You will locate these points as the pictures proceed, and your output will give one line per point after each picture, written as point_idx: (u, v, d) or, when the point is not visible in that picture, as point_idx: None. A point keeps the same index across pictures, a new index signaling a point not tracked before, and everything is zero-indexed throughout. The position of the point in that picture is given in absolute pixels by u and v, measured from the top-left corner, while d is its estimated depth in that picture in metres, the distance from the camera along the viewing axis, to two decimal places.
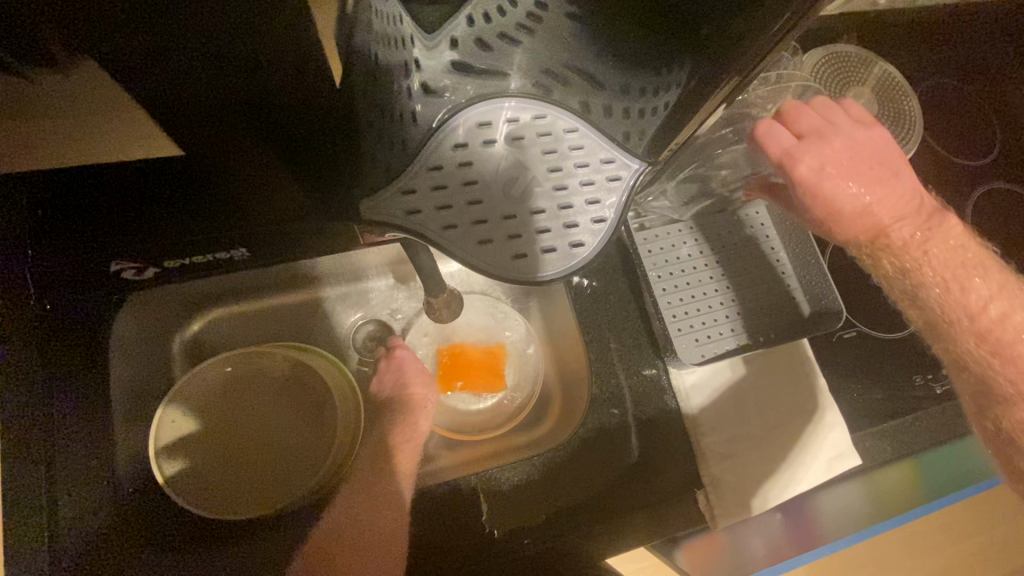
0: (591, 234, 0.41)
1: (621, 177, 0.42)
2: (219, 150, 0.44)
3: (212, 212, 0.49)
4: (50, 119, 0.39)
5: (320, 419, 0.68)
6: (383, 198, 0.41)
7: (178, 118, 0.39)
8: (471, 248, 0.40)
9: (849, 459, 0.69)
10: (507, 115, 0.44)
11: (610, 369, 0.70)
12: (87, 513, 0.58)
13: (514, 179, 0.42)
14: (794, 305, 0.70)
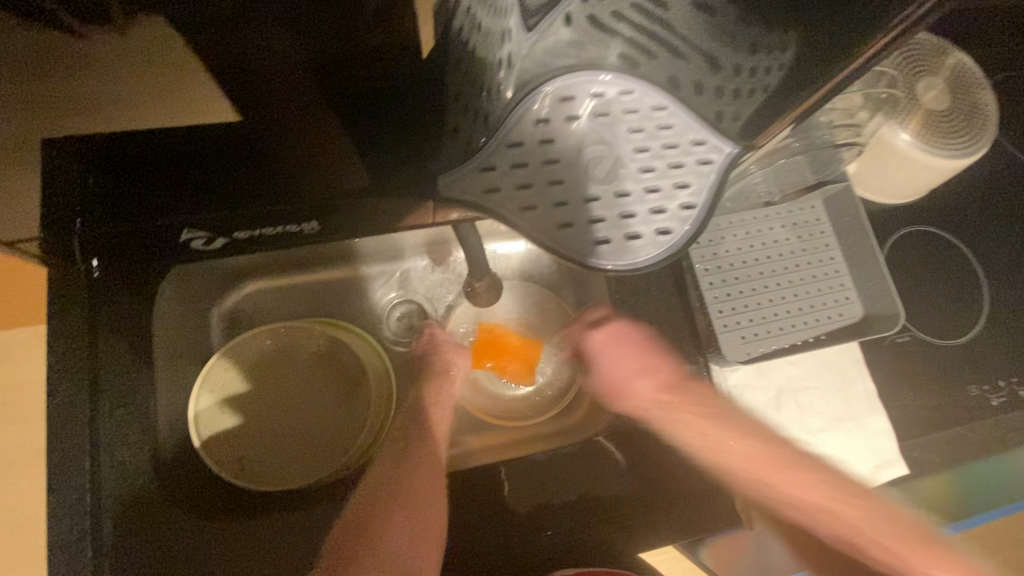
0: (676, 219, 0.46)
1: (710, 161, 0.47)
2: (281, 125, 0.45)
3: (269, 178, 0.48)
4: (93, 73, 0.36)
5: (354, 396, 0.70)
6: (467, 173, 0.47)
7: (254, 86, 0.40)
8: (558, 229, 0.46)
9: (895, 467, 0.66)
10: (593, 91, 0.48)
11: (654, 360, 0.64)
12: (123, 475, 0.56)
13: (600, 162, 0.47)
14: (849, 304, 0.66)
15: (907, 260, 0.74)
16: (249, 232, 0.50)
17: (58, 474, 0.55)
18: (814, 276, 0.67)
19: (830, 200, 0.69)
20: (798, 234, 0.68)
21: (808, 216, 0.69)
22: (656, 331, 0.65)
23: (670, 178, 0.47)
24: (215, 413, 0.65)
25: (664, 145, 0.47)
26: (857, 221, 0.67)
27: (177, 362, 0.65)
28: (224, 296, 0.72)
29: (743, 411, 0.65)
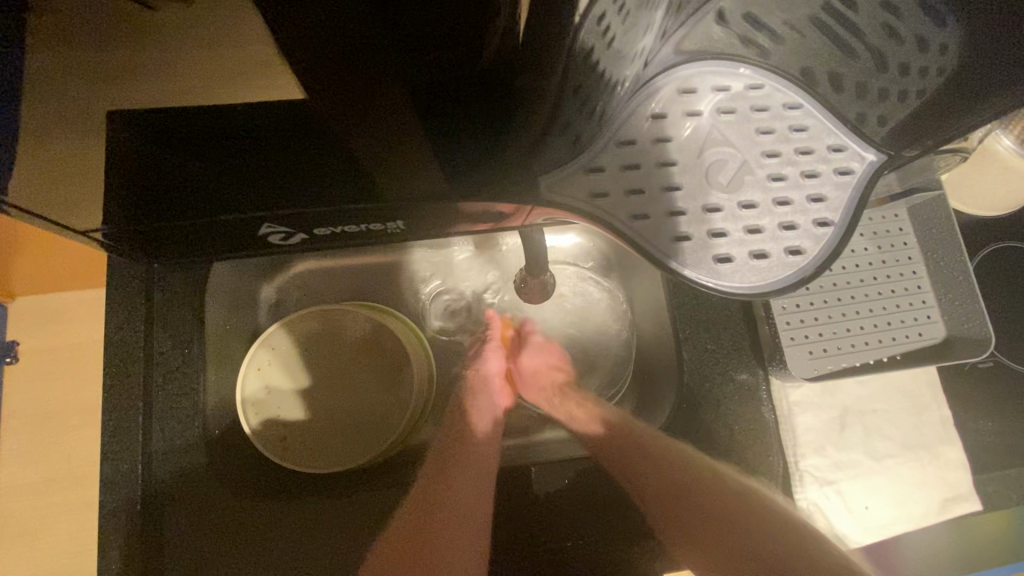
0: (809, 237, 0.47)
1: (849, 173, 0.49)
2: (359, 128, 0.34)
3: (349, 171, 0.38)
4: (155, 53, 0.29)
5: (397, 383, 0.69)
6: (570, 176, 0.46)
7: (332, 82, 0.30)
8: (674, 242, 0.47)
9: (969, 502, 0.61)
10: (717, 91, 0.52)
11: (706, 369, 0.62)
12: (170, 452, 0.57)
13: (729, 164, 0.49)
14: (927, 324, 0.62)
15: (997, 278, 0.67)
16: (335, 230, 0.43)
17: (111, 443, 0.56)
18: (893, 291, 0.62)
19: (918, 208, 0.63)
20: (877, 244, 0.63)
21: (890, 225, 0.64)
22: (713, 338, 0.62)
23: (802, 190, 0.49)
24: (263, 393, 0.65)
25: (796, 152, 0.50)
26: (948, 234, 0.61)
27: (226, 337, 0.66)
28: (272, 276, 0.72)
29: (804, 430, 0.61)
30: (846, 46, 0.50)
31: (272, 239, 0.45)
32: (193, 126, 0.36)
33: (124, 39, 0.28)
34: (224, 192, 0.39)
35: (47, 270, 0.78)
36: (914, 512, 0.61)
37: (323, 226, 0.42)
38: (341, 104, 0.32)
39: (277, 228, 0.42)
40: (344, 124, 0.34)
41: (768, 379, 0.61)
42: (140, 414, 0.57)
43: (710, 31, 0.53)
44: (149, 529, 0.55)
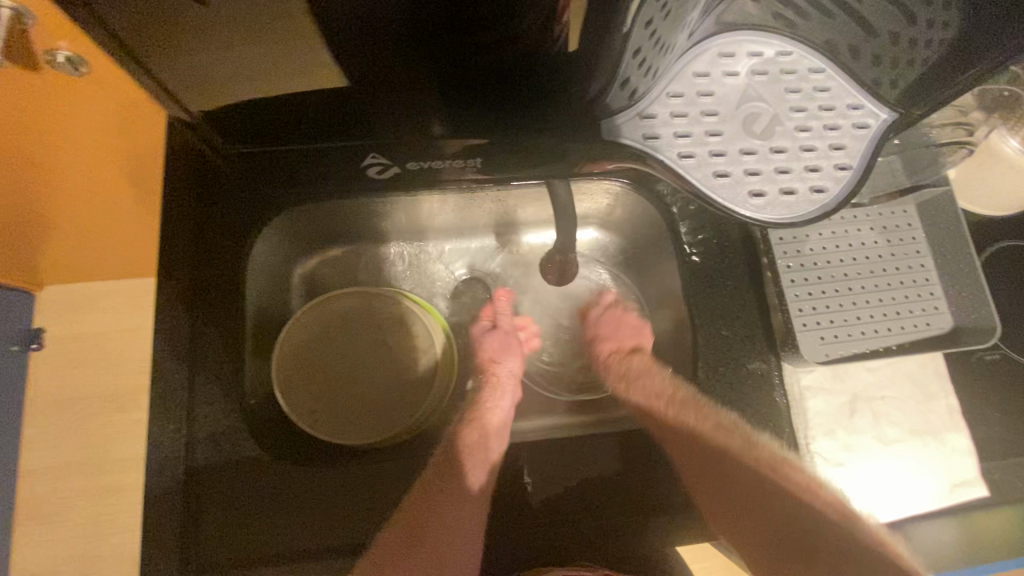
0: (831, 179, 0.51)
1: (870, 124, 0.52)
2: (394, 89, 0.44)
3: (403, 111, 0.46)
4: (204, 37, 0.37)
5: (424, 361, 0.73)
6: (624, 122, 0.51)
7: (377, 61, 0.40)
8: (711, 178, 0.51)
9: (975, 487, 0.63)
10: (750, 50, 0.54)
11: (720, 356, 0.64)
12: (215, 418, 0.60)
13: (760, 116, 0.52)
14: (935, 315, 0.64)
15: (1004, 274, 0.70)
16: (419, 166, 0.55)
17: (158, 406, 0.59)
18: (902, 282, 0.65)
19: (926, 204, 0.66)
20: (887, 238, 0.66)
21: (899, 221, 0.67)
22: (728, 324, 0.65)
23: (825, 140, 0.52)
24: (296, 369, 0.69)
25: (819, 108, 0.53)
26: (955, 229, 0.64)
27: (262, 315, 0.69)
28: (306, 259, 0.76)
29: (816, 414, 0.64)
30: (861, 21, 0.50)
31: (371, 171, 0.56)
32: (275, 101, 0.45)
33: (182, 29, 0.36)
34: (314, 145, 0.51)
35: (80, 260, 0.82)
36: (921, 496, 0.63)
37: (418, 159, 0.54)
38: (386, 74, 0.42)
39: (381, 159, 0.53)
40: (384, 90, 0.44)
41: (780, 365, 0.64)
42: (186, 380, 0.60)
43: (744, 6, 0.53)
44: (190, 488, 0.58)
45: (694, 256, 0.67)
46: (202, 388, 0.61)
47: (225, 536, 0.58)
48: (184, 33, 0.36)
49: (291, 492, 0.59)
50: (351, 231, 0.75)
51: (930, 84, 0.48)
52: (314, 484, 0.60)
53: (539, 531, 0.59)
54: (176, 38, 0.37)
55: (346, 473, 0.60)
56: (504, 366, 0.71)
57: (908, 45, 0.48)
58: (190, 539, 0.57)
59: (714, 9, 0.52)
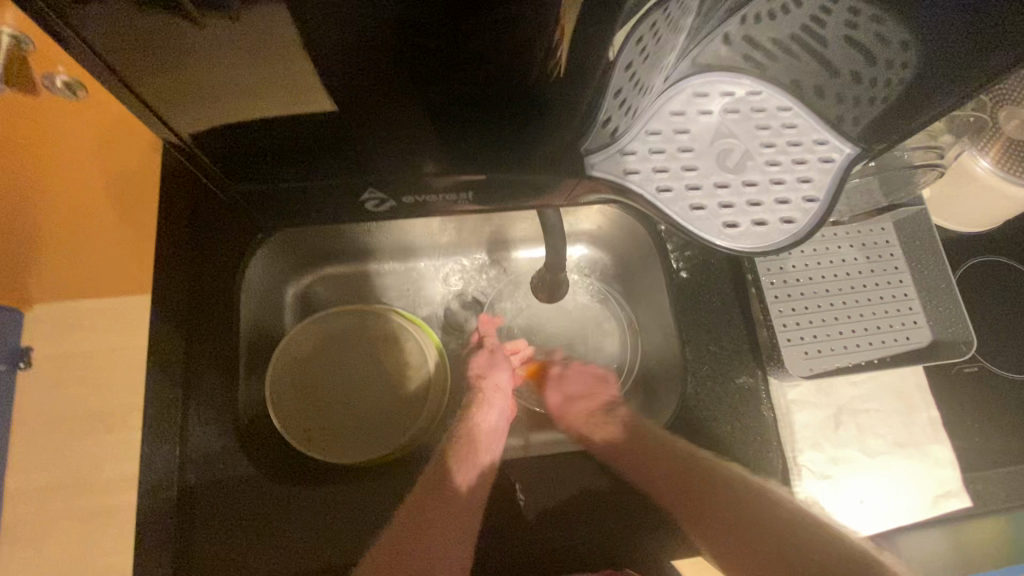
0: (800, 210, 0.53)
1: (834, 160, 0.55)
2: (376, 112, 0.44)
3: (395, 141, 0.47)
4: (202, 56, 0.38)
5: (415, 378, 0.73)
6: (608, 154, 0.52)
7: (363, 87, 0.42)
8: (686, 211, 0.52)
9: (958, 498, 0.64)
10: (722, 91, 0.57)
11: (708, 370, 0.65)
12: (210, 435, 0.61)
13: (732, 152, 0.54)
14: (915, 329, 0.66)
15: (980, 289, 0.72)
16: (416, 199, 0.52)
17: (155, 424, 0.60)
18: (881, 298, 0.67)
19: (902, 223, 0.69)
20: (866, 255, 0.68)
21: (876, 237, 0.69)
22: (716, 340, 0.66)
23: (793, 173, 0.54)
24: (291, 386, 0.70)
25: (786, 144, 0.55)
26: (930, 246, 0.67)
27: (256, 334, 0.70)
28: (301, 276, 0.77)
29: (802, 427, 0.65)
30: (829, 64, 0.54)
31: (368, 203, 0.53)
32: (265, 128, 0.46)
33: (170, 41, 0.36)
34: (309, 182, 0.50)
35: None
36: (907, 508, 0.64)
37: (410, 195, 0.51)
38: (382, 106, 0.44)
39: (374, 191, 0.51)
40: (372, 112, 0.44)
41: (766, 379, 0.65)
42: (181, 397, 0.61)
43: (718, 49, 0.57)
44: (184, 509, 0.59)
45: (680, 273, 0.69)
46: (197, 403, 0.61)
47: (218, 557, 0.58)
48: (169, 42, 0.36)
49: (284, 512, 0.60)
50: (345, 248, 0.76)
51: (892, 123, 0.52)
52: (308, 503, 0.60)
53: (532, 547, 0.59)
54: (163, 53, 0.37)
55: (340, 491, 0.61)
56: (490, 379, 0.73)
57: (869, 84, 0.52)
58: (182, 558, 0.57)
59: (689, 50, 0.55)
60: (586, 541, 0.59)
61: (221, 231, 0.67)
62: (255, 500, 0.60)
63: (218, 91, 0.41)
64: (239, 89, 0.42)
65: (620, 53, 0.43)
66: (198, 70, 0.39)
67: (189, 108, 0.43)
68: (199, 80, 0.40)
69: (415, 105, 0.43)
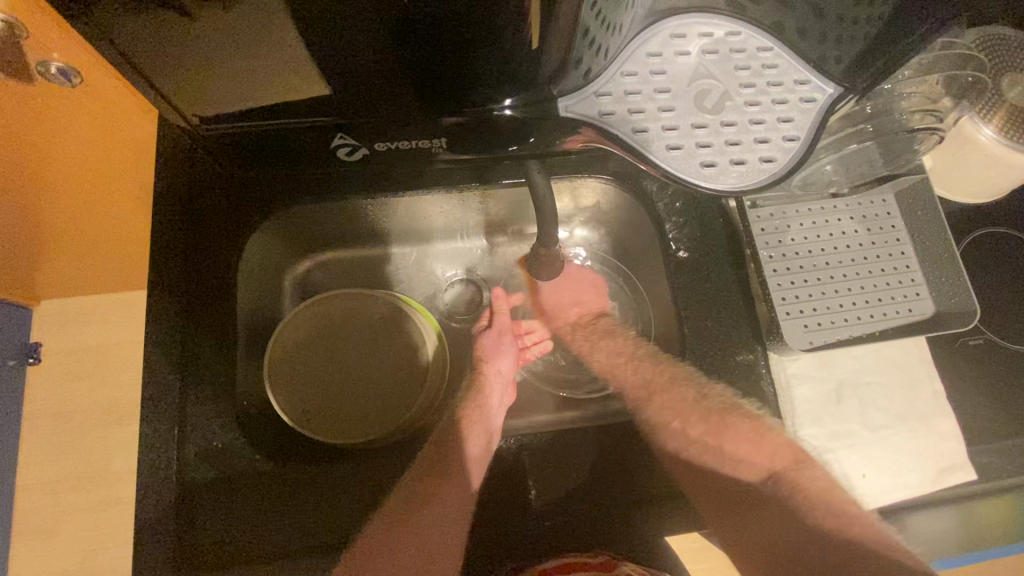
0: (780, 150, 0.52)
1: (816, 100, 0.53)
2: (354, 69, 0.42)
3: (370, 100, 0.45)
4: (205, 57, 0.40)
5: (414, 361, 0.74)
6: (585, 98, 0.51)
7: (341, 43, 0.40)
8: (664, 153, 0.51)
9: (963, 472, 0.64)
10: (701, 32, 0.56)
11: (706, 347, 0.65)
12: (210, 417, 0.61)
13: (711, 92, 0.53)
14: (917, 301, 0.65)
15: (985, 260, 0.71)
16: (391, 146, 0.50)
17: (151, 406, 0.59)
18: (881, 268, 0.66)
19: (903, 193, 0.68)
20: (867, 227, 0.67)
21: (878, 209, 0.68)
22: (713, 315, 0.65)
23: (773, 114, 0.53)
24: (288, 369, 0.70)
25: (767, 84, 0.54)
26: (933, 217, 0.65)
27: (255, 319, 0.70)
28: (298, 262, 0.77)
29: (802, 401, 0.64)
30: None
31: (342, 150, 0.50)
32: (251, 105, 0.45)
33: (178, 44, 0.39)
34: (288, 142, 0.49)
35: None
36: (911, 482, 0.63)
37: (386, 143, 0.49)
38: (358, 65, 0.42)
39: (346, 139, 0.49)
40: (350, 71, 0.42)
41: (766, 354, 0.65)
42: (179, 382, 0.61)
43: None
44: (184, 492, 0.59)
45: (679, 252, 0.68)
46: (196, 387, 0.62)
47: (217, 538, 0.58)
48: (179, 45, 0.39)
49: (283, 492, 0.60)
50: (341, 233, 0.76)
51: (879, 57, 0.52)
52: (307, 482, 0.60)
53: (529, 526, 0.59)
54: (168, 41, 0.38)
55: (337, 470, 0.61)
56: (492, 365, 0.72)
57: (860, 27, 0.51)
58: (183, 539, 0.58)
59: None
60: (584, 517, 0.59)
61: (219, 210, 0.67)
62: (253, 482, 0.60)
63: (234, 95, 0.44)
64: (247, 92, 0.44)
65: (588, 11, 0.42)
66: (207, 76, 0.42)
67: (193, 97, 0.44)
68: (212, 81, 0.42)
69: (388, 57, 0.41)
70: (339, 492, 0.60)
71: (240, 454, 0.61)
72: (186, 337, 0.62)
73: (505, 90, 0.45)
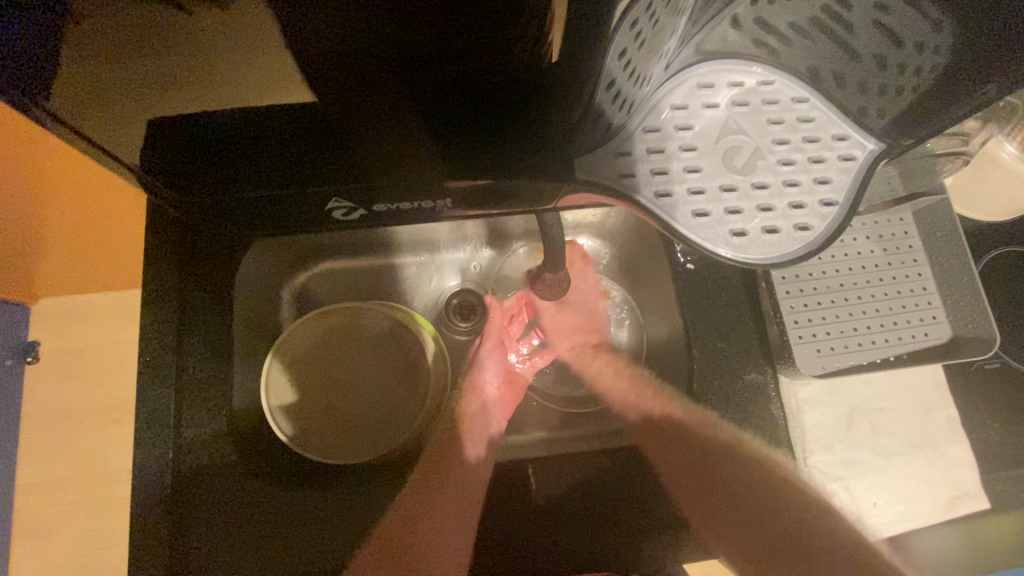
0: (816, 216, 0.49)
1: (855, 155, 0.51)
2: (338, 103, 0.36)
3: (365, 143, 0.40)
4: (171, 56, 0.32)
5: (414, 380, 0.72)
6: (602, 156, 0.47)
7: (345, 80, 0.34)
8: (690, 219, 0.48)
9: (976, 500, 0.62)
10: (731, 84, 0.53)
11: (716, 369, 0.62)
12: (204, 436, 0.59)
13: (744, 151, 0.51)
14: (934, 325, 0.64)
15: (1008, 282, 0.68)
16: (389, 208, 0.44)
17: (144, 430, 0.58)
18: (898, 292, 0.64)
19: (921, 212, 0.65)
20: (883, 247, 0.65)
21: (895, 229, 0.66)
22: (723, 337, 0.63)
23: (809, 174, 0.50)
24: (285, 386, 0.68)
25: (803, 140, 0.52)
26: (953, 239, 0.63)
27: (250, 332, 0.68)
28: (297, 273, 0.76)
29: (813, 427, 0.62)
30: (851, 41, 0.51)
31: (335, 213, 0.45)
32: (211, 134, 0.39)
33: (133, 44, 0.30)
34: (280, 212, 0.45)
35: (62, 274, 0.79)
36: (923, 509, 0.62)
37: (386, 202, 0.43)
38: (360, 103, 0.36)
39: (343, 203, 0.43)
40: (337, 117, 0.38)
41: (777, 377, 0.62)
42: (172, 398, 0.59)
43: (728, 36, 0.54)
44: (177, 514, 0.57)
45: (686, 265, 0.65)
46: (188, 406, 0.60)
47: (214, 562, 0.57)
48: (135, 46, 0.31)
49: (276, 518, 0.58)
50: (340, 242, 0.74)
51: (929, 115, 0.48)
52: (302, 505, 0.59)
53: (533, 555, 0.58)
54: (116, 69, 0.32)
55: (334, 493, 0.59)
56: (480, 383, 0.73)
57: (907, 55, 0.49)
58: (175, 562, 0.56)
59: (692, 37, 0.52)
60: (589, 545, 0.57)
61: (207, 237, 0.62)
62: (249, 505, 0.58)
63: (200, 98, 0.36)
64: (221, 98, 0.36)
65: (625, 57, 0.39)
66: (170, 74, 0.33)
67: (131, 129, 0.37)
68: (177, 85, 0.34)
69: (401, 95, 0.36)
70: (341, 517, 0.59)
71: (234, 476, 0.59)
72: (179, 355, 0.60)
73: (514, 117, 0.39)
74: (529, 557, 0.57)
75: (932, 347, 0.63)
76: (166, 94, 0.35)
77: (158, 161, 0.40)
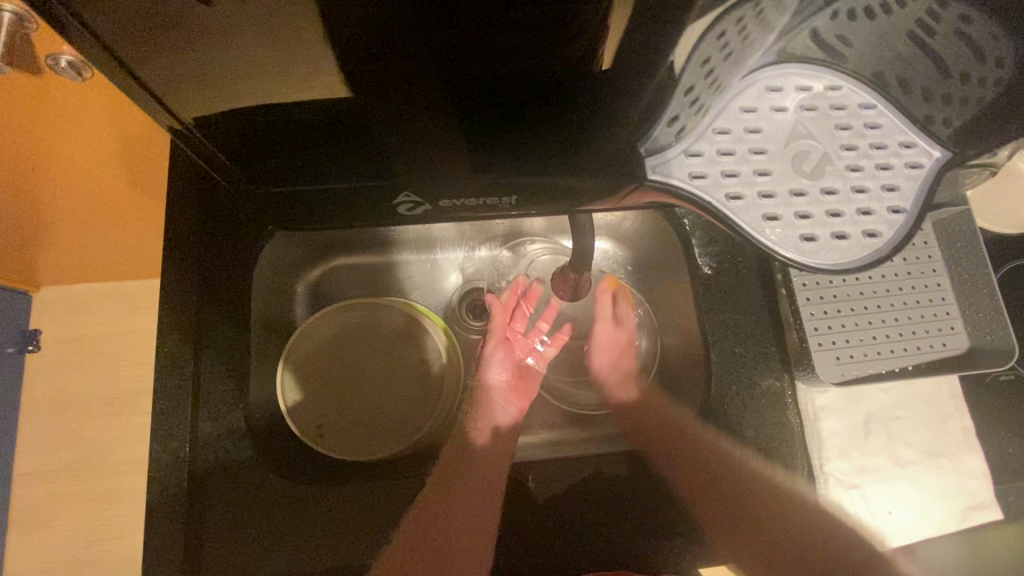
0: (884, 223, 0.49)
1: (922, 163, 0.52)
2: (390, 113, 0.36)
3: (431, 141, 0.39)
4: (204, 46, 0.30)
5: (426, 376, 0.72)
6: (670, 158, 0.48)
7: (388, 80, 0.34)
8: (760, 222, 0.48)
9: (988, 510, 0.63)
10: (801, 89, 0.53)
11: (734, 375, 0.62)
12: (220, 431, 0.59)
13: (813, 156, 0.51)
14: (951, 336, 0.64)
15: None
16: (453, 203, 0.45)
17: (160, 422, 0.58)
18: (917, 302, 0.64)
19: (941, 222, 0.65)
20: (903, 257, 0.65)
21: (915, 238, 0.66)
22: (742, 342, 0.63)
23: (877, 180, 0.51)
24: (300, 381, 0.68)
25: (871, 147, 0.52)
26: (973, 250, 0.63)
27: (266, 326, 0.67)
28: (312, 267, 0.75)
29: (829, 435, 0.63)
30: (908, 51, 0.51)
31: (400, 207, 0.46)
32: (290, 125, 0.38)
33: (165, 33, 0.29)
34: (347, 203, 0.45)
35: (70, 262, 0.78)
36: (935, 518, 0.62)
37: (451, 199, 0.44)
38: (401, 101, 0.35)
39: (411, 196, 0.44)
40: (388, 119, 0.37)
41: (794, 384, 0.62)
42: (188, 391, 0.59)
43: (802, 41, 0.53)
44: (191, 508, 0.57)
45: (704, 269, 0.65)
46: (204, 399, 0.59)
47: (226, 559, 0.57)
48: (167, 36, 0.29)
49: (291, 514, 0.58)
50: (357, 237, 0.74)
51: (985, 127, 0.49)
52: (317, 502, 0.58)
53: (548, 557, 0.57)
54: (153, 53, 0.31)
55: (350, 491, 0.59)
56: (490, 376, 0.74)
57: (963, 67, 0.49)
58: (190, 556, 0.56)
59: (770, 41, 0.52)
60: (605, 548, 0.57)
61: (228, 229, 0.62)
62: (264, 501, 0.58)
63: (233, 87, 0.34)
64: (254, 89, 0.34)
65: (688, 67, 0.39)
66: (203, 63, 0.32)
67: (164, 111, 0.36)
68: (210, 75, 0.33)
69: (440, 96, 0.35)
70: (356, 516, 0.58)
71: (249, 471, 0.59)
72: (194, 348, 0.60)
73: (557, 122, 0.39)
74: (545, 559, 0.57)
75: (948, 358, 0.63)
76: (198, 80, 0.33)
77: (234, 148, 0.40)
